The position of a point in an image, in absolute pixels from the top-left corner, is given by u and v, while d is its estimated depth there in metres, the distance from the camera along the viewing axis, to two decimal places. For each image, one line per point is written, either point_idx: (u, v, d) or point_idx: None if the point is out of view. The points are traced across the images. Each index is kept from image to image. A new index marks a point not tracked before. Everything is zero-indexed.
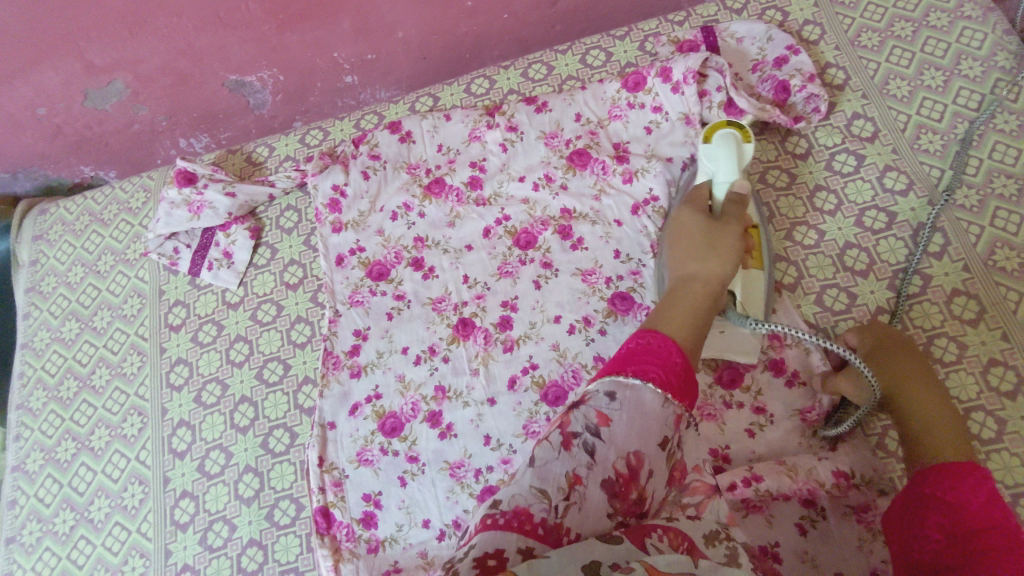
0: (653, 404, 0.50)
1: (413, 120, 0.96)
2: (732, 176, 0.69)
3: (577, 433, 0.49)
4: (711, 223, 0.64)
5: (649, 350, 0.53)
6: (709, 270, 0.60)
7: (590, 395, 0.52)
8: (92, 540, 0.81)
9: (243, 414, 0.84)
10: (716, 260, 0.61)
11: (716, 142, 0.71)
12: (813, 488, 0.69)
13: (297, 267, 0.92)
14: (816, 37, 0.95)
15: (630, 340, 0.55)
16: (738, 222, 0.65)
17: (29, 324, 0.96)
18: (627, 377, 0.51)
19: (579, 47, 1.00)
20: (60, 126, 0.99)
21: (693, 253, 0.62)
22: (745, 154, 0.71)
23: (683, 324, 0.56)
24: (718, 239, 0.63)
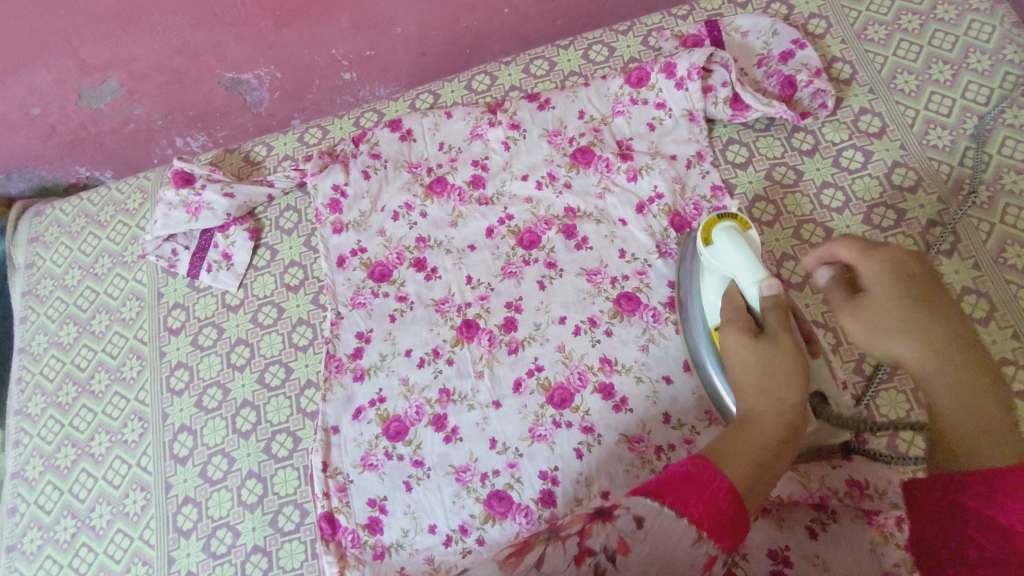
0: (686, 544, 0.43)
1: (414, 118, 0.94)
2: (756, 274, 0.62)
3: (593, 551, 0.44)
4: (762, 346, 0.55)
5: (697, 481, 0.45)
6: (775, 399, 0.52)
7: (620, 512, 0.45)
8: (94, 547, 0.80)
9: (245, 419, 0.83)
10: (784, 385, 0.52)
11: (718, 240, 0.66)
12: (825, 495, 0.68)
13: (297, 268, 0.91)
14: (821, 30, 0.93)
15: (677, 462, 0.47)
16: (787, 332, 0.56)
17: (26, 328, 0.95)
18: (663, 506, 0.44)
19: (581, 42, 0.99)
20: (54, 126, 0.97)
21: (757, 387, 0.53)
22: (751, 243, 0.66)
23: (750, 468, 0.47)
24: (777, 363, 0.54)
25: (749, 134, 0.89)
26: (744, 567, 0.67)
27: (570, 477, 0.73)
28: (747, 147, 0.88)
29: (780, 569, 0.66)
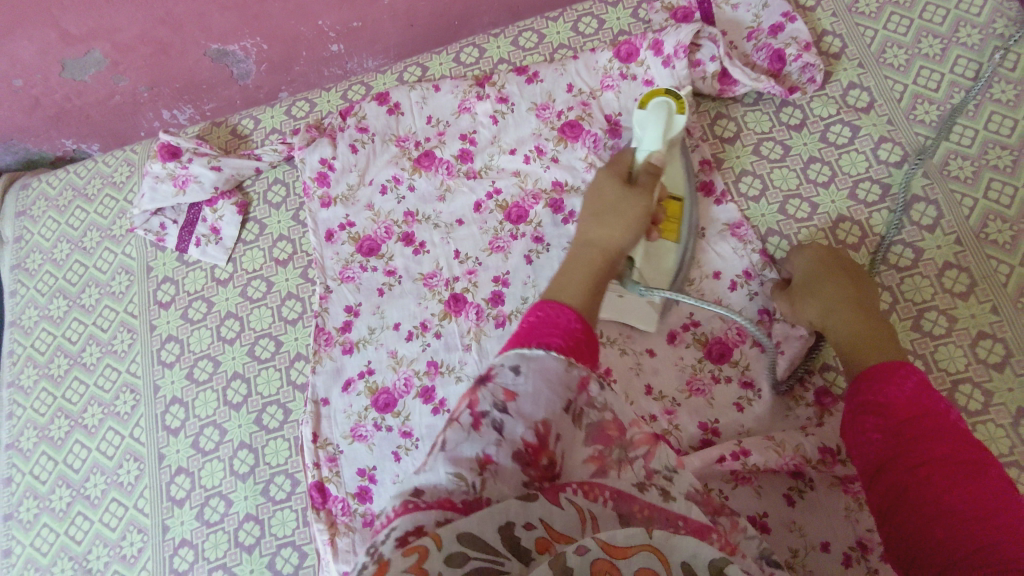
0: (558, 370, 0.52)
1: (401, 91, 0.93)
2: (657, 145, 0.72)
3: (485, 412, 0.49)
4: (624, 190, 0.71)
5: (551, 322, 0.56)
6: (603, 237, 0.68)
7: (496, 372, 0.52)
8: (89, 516, 0.82)
9: (236, 391, 0.85)
10: (615, 230, 0.68)
11: (649, 110, 0.73)
12: (800, 463, 0.69)
13: (286, 242, 0.91)
14: (812, 3, 0.92)
15: (530, 316, 0.58)
16: (651, 188, 0.70)
17: (17, 302, 0.95)
18: (531, 350, 0.53)
19: (571, 14, 0.98)
20: (38, 98, 0.96)
21: (602, 220, 0.69)
22: (675, 125, 0.73)
23: (581, 291, 0.62)
24: (622, 206, 0.69)
25: (737, 108, 0.89)
26: None
27: None
28: (735, 122, 0.88)
29: (757, 534, 0.69)
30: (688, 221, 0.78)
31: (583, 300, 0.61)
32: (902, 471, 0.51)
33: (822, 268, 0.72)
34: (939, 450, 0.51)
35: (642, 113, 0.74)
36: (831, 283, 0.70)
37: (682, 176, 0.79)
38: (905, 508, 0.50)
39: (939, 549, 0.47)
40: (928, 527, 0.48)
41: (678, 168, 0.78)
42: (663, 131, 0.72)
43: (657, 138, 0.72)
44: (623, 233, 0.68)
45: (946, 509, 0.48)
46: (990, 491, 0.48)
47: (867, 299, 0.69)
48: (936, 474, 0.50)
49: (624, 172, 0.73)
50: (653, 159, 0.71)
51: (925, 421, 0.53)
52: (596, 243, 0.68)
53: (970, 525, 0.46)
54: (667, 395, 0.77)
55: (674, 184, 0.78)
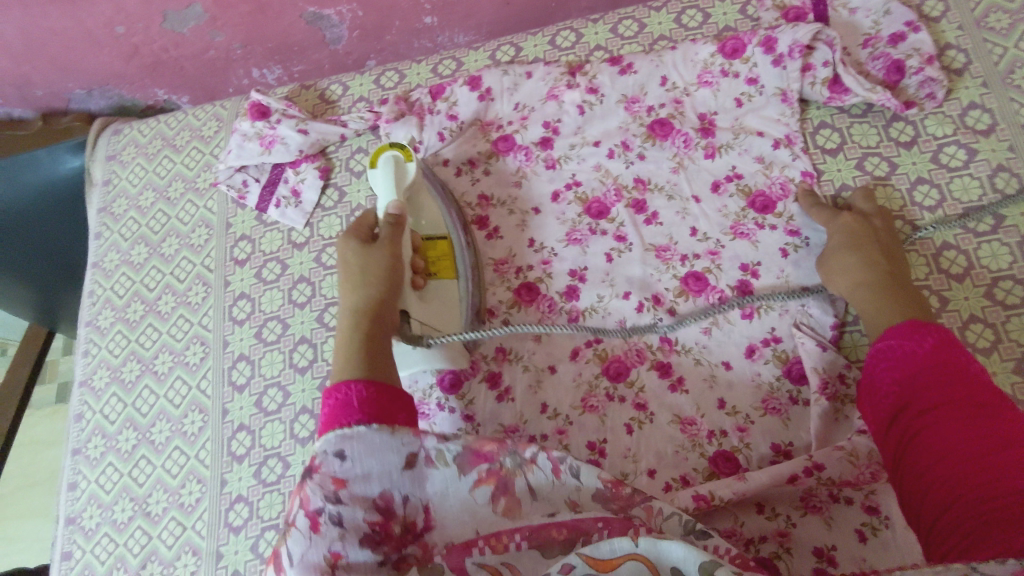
0: (383, 441, 0.56)
1: (493, 74, 0.90)
2: (389, 198, 0.76)
3: (320, 510, 0.52)
4: (361, 250, 0.70)
5: (343, 401, 0.58)
6: (349, 301, 0.67)
7: (319, 459, 0.55)
8: (153, 461, 0.84)
9: (302, 355, 0.85)
10: (367, 285, 0.67)
11: (379, 169, 0.77)
12: (878, 471, 0.66)
13: (364, 212, 0.91)
14: (937, 14, 0.86)
15: (324, 399, 0.59)
16: (388, 241, 0.70)
17: (101, 244, 0.98)
18: (348, 429, 0.56)
19: (675, 5, 0.94)
20: (138, 46, 0.98)
21: (352, 284, 0.68)
22: (407, 174, 0.78)
23: (351, 362, 0.62)
24: (368, 264, 0.69)
25: (843, 119, 0.84)
26: (787, 559, 0.66)
27: (618, 451, 0.74)
28: (839, 133, 0.84)
29: (824, 567, 0.66)
30: (457, 258, 0.79)
31: (367, 370, 0.61)
32: (912, 419, 0.55)
33: (857, 239, 0.73)
34: (949, 394, 0.55)
35: (375, 172, 0.78)
36: (865, 259, 0.71)
37: (439, 216, 0.80)
38: (915, 451, 0.54)
39: (949, 487, 0.50)
40: (936, 465, 0.52)
41: (434, 211, 0.80)
42: (394, 182, 0.77)
43: (389, 195, 0.76)
44: (370, 285, 0.67)
45: (948, 449, 0.52)
46: (998, 431, 0.51)
47: (898, 272, 0.70)
48: (944, 417, 0.53)
49: (364, 229, 0.73)
50: (391, 210, 0.73)
51: (936, 373, 0.57)
52: (351, 309, 0.67)
53: (978, 463, 0.50)
54: (740, 410, 0.74)
55: (439, 226, 0.79)
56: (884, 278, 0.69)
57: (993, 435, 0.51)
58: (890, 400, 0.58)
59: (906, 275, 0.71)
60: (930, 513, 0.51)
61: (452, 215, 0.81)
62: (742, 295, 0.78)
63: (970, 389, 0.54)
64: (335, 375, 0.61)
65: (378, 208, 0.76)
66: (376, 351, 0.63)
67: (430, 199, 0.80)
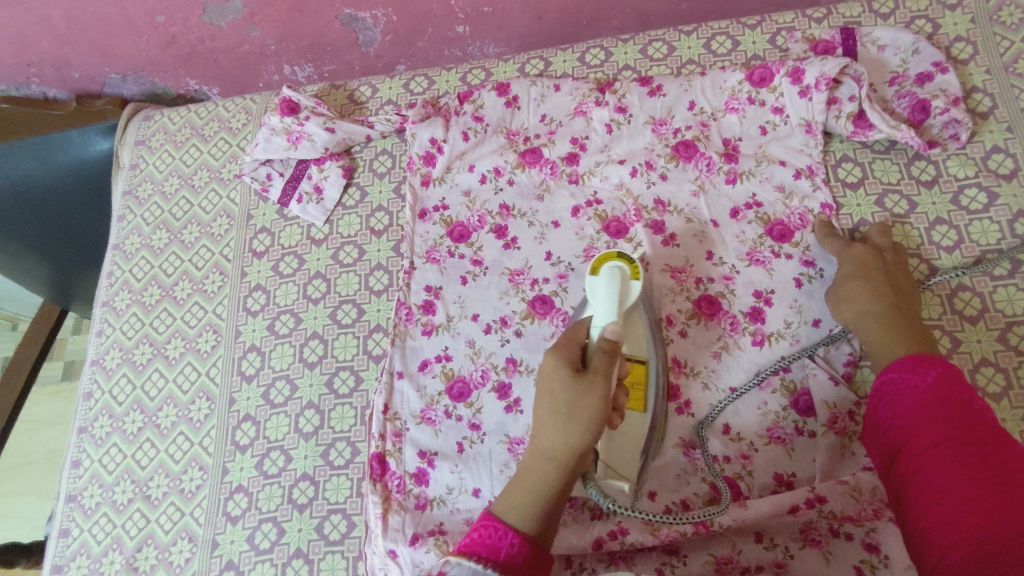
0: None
1: (523, 84, 0.92)
2: (607, 320, 0.66)
3: None
4: (576, 386, 0.58)
5: (489, 543, 0.54)
6: (546, 440, 0.58)
7: (444, 573, 0.52)
8: (157, 444, 0.85)
9: (312, 350, 0.86)
10: (574, 433, 0.56)
11: (602, 279, 0.70)
12: (879, 509, 0.66)
13: (384, 214, 0.92)
14: (965, 56, 0.87)
15: (473, 526, 0.56)
16: (603, 376, 0.58)
17: (123, 226, 0.99)
18: (481, 567, 0.51)
19: (705, 31, 0.95)
20: (175, 36, 1.00)
21: (552, 420, 0.58)
22: (631, 292, 0.70)
23: (526, 495, 0.57)
24: (579, 413, 0.57)
25: (866, 154, 0.84)
26: None
27: None
28: (861, 167, 0.84)
29: None
30: (653, 388, 0.73)
31: (532, 517, 0.56)
32: (911, 455, 0.55)
33: (865, 269, 0.73)
34: (950, 430, 0.54)
35: (594, 280, 0.71)
36: (873, 288, 0.71)
37: (644, 341, 0.73)
38: (915, 489, 0.54)
39: (945, 526, 0.50)
40: (932, 504, 0.52)
41: (640, 334, 0.73)
42: (618, 298, 0.68)
43: (610, 312, 0.67)
44: (575, 436, 0.57)
45: (946, 488, 0.51)
46: (1000, 472, 0.51)
47: (905, 303, 0.71)
48: (945, 454, 0.53)
49: (574, 354, 0.62)
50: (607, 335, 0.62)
51: (938, 408, 0.56)
52: (541, 448, 0.58)
53: (979, 504, 0.49)
54: (744, 437, 0.74)
55: (643, 343, 0.73)
56: (889, 309, 0.69)
57: (993, 475, 0.51)
58: (892, 433, 0.58)
59: (913, 307, 0.71)
60: (931, 552, 0.50)
61: (656, 341, 0.75)
62: (755, 321, 0.78)
63: (973, 427, 0.54)
64: (502, 506, 0.57)
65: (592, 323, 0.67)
66: (555, 505, 0.57)
67: (638, 317, 0.73)
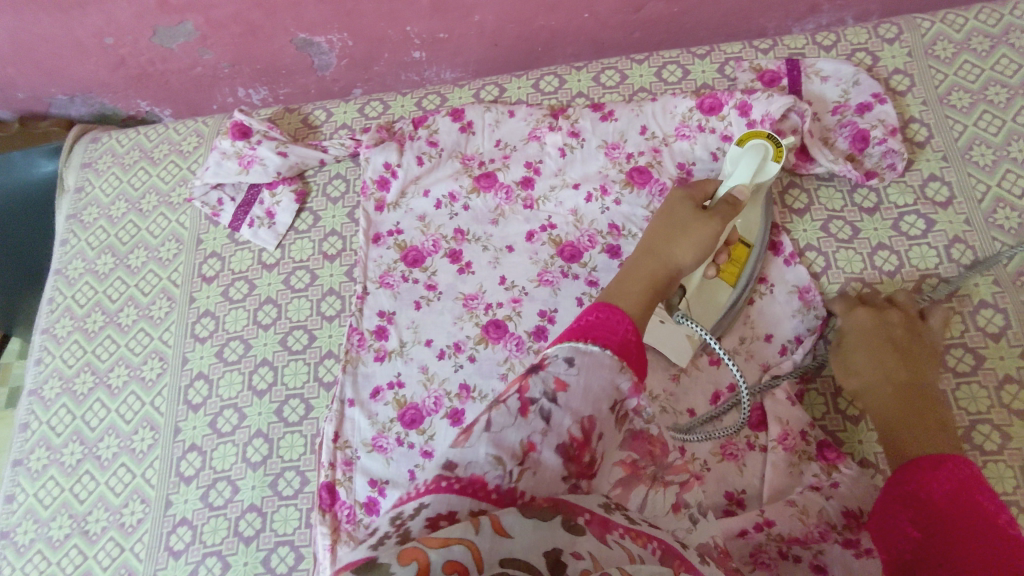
0: (613, 370, 0.50)
1: (477, 110, 0.93)
2: (743, 182, 0.69)
3: (535, 399, 0.48)
4: (694, 213, 0.66)
5: (600, 327, 0.53)
6: (662, 252, 0.64)
7: (549, 360, 0.50)
8: (96, 477, 0.82)
9: (262, 377, 0.84)
10: (679, 248, 0.64)
11: (746, 149, 0.70)
12: (825, 531, 0.66)
13: (337, 238, 0.91)
14: (903, 88, 0.90)
15: (583, 316, 0.55)
16: (718, 217, 0.66)
17: (66, 251, 0.97)
18: (588, 345, 0.51)
19: (656, 60, 0.97)
20: (125, 58, 0.98)
21: (667, 237, 0.65)
22: (765, 172, 0.71)
23: (641, 296, 0.60)
24: (693, 224, 0.65)
25: (811, 181, 0.87)
26: None
27: None
28: (807, 194, 0.87)
29: None
30: (750, 267, 0.79)
31: (637, 311, 0.58)
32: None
33: (867, 337, 0.71)
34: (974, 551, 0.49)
35: (738, 151, 0.72)
36: (875, 360, 0.68)
37: (755, 228, 0.79)
38: None
39: None
40: None
41: (754, 214, 0.79)
42: (751, 177, 0.69)
43: (745, 177, 0.69)
44: (687, 255, 0.64)
45: None
46: None
47: (914, 372, 0.67)
48: None
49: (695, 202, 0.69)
50: (733, 194, 0.68)
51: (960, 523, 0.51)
52: (654, 265, 0.63)
53: None
54: (697, 457, 0.74)
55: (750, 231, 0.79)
56: (895, 383, 0.66)
57: None
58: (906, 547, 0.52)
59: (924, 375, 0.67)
60: None
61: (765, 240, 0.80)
62: None
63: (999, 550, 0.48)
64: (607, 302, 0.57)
65: (725, 182, 0.71)
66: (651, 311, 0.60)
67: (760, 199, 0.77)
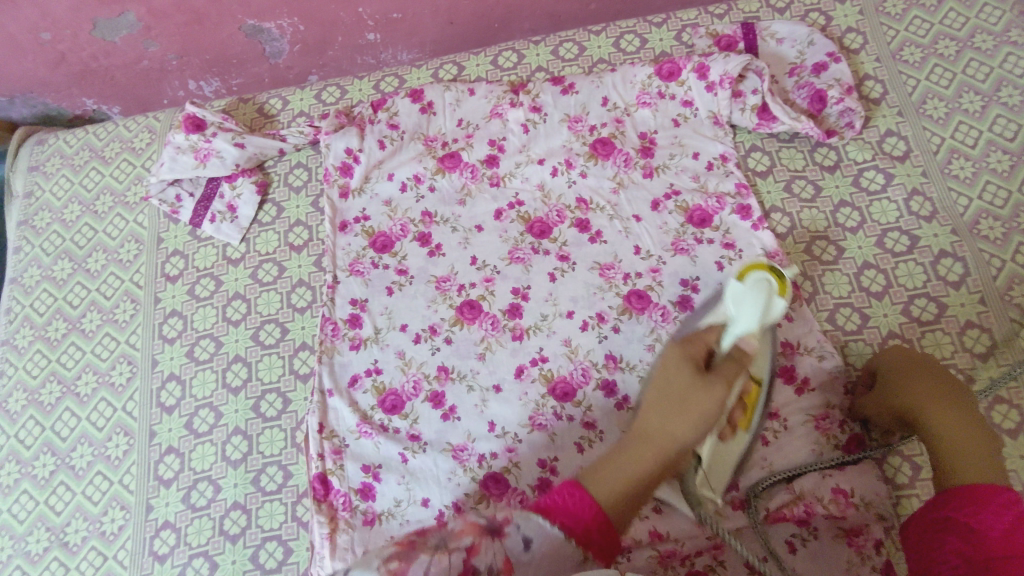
0: (571, 558, 0.46)
1: (436, 90, 0.92)
2: (751, 329, 0.57)
3: (478, 569, 0.45)
4: (695, 381, 0.52)
5: (568, 509, 0.47)
6: (672, 433, 0.51)
7: (509, 528, 0.47)
8: (72, 487, 0.80)
9: (235, 374, 0.83)
10: (687, 424, 0.51)
11: (750, 286, 0.59)
12: (813, 505, 0.68)
13: (302, 228, 0.90)
14: (857, 46, 0.92)
15: (554, 488, 0.49)
16: (727, 386, 0.52)
17: (20, 259, 0.93)
18: (549, 526, 0.46)
19: (613, 30, 0.97)
20: (65, 54, 0.95)
21: (665, 411, 0.51)
22: (774, 308, 0.60)
23: (625, 486, 0.49)
24: (696, 398, 0.51)
25: (772, 143, 0.88)
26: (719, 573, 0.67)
27: (569, 469, 0.73)
28: (769, 156, 0.87)
29: None
30: (762, 406, 0.66)
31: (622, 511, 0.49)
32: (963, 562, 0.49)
33: (906, 365, 0.66)
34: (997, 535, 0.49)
35: (737, 286, 0.59)
36: (919, 385, 0.63)
37: (766, 365, 0.65)
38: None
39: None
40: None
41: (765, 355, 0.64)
42: (762, 310, 0.58)
43: (755, 318, 0.57)
44: None
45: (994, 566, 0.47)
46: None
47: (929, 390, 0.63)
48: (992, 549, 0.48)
49: (697, 354, 0.55)
50: (738, 347, 0.57)
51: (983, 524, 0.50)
52: (660, 448, 0.51)
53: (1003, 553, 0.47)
54: None
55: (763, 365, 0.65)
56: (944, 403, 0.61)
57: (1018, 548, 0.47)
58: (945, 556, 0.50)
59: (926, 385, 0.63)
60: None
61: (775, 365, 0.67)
62: (684, 309, 0.78)
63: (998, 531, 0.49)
64: (591, 483, 0.48)
65: (730, 331, 0.58)
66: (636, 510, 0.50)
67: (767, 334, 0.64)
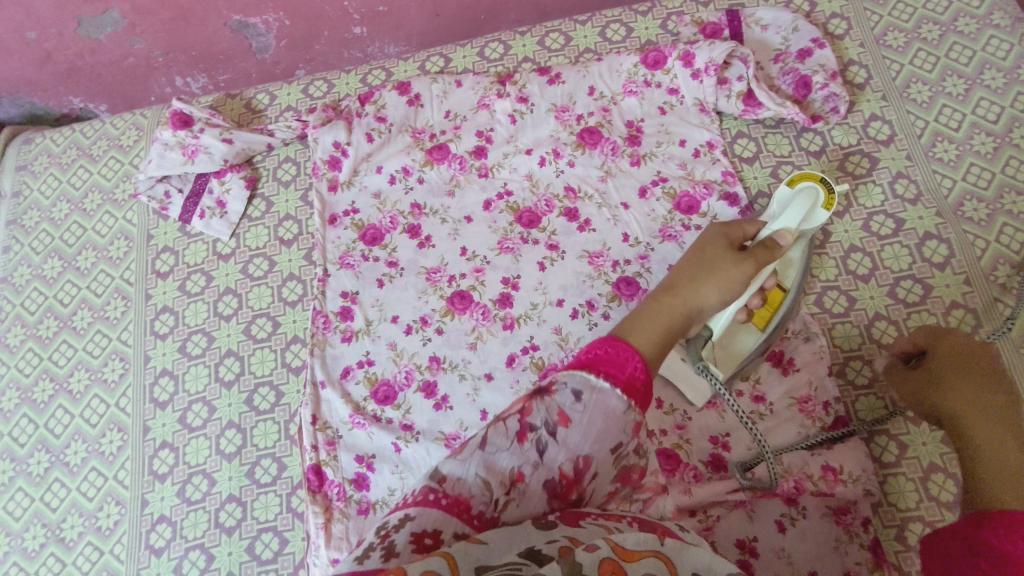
0: (618, 411, 0.49)
1: (423, 82, 0.92)
2: (790, 225, 0.68)
3: (535, 428, 0.47)
4: (725, 256, 0.63)
5: (615, 361, 0.51)
6: (697, 298, 0.60)
7: (557, 387, 0.49)
8: (66, 484, 0.80)
9: (228, 368, 0.83)
10: (712, 285, 0.61)
11: (797, 193, 0.70)
12: (801, 484, 0.69)
13: (292, 222, 0.90)
14: (841, 32, 0.92)
15: (599, 343, 0.53)
16: (755, 263, 0.63)
17: (9, 258, 0.93)
18: (597, 379, 0.49)
19: (599, 19, 0.97)
20: (50, 52, 0.94)
21: (696, 277, 0.61)
22: (815, 220, 0.70)
23: (658, 334, 0.56)
24: (718, 266, 0.62)
25: (758, 129, 0.88)
26: (711, 554, 0.67)
27: None
28: (755, 142, 0.88)
29: (746, 559, 0.66)
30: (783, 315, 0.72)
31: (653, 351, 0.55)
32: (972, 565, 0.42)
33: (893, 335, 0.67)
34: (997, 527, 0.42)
35: (790, 192, 0.71)
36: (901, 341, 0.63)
37: (796, 276, 0.73)
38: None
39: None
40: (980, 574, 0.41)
41: (795, 264, 0.73)
42: (803, 214, 0.69)
43: (796, 217, 0.68)
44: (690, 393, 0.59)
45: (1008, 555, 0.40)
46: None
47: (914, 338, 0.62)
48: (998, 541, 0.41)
49: (735, 236, 0.66)
50: (776, 235, 0.66)
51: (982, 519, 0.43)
52: (685, 307, 0.60)
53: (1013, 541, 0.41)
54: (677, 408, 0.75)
55: (790, 276, 0.73)
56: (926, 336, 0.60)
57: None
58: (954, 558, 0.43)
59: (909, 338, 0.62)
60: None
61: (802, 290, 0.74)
62: None
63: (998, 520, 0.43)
64: (625, 323, 0.56)
65: (771, 223, 0.69)
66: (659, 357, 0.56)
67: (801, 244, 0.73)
